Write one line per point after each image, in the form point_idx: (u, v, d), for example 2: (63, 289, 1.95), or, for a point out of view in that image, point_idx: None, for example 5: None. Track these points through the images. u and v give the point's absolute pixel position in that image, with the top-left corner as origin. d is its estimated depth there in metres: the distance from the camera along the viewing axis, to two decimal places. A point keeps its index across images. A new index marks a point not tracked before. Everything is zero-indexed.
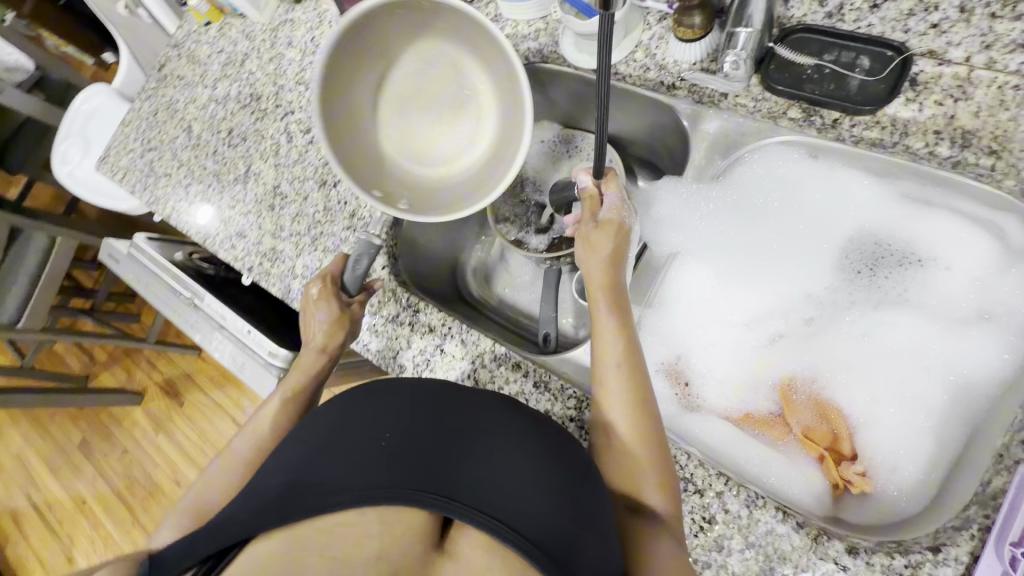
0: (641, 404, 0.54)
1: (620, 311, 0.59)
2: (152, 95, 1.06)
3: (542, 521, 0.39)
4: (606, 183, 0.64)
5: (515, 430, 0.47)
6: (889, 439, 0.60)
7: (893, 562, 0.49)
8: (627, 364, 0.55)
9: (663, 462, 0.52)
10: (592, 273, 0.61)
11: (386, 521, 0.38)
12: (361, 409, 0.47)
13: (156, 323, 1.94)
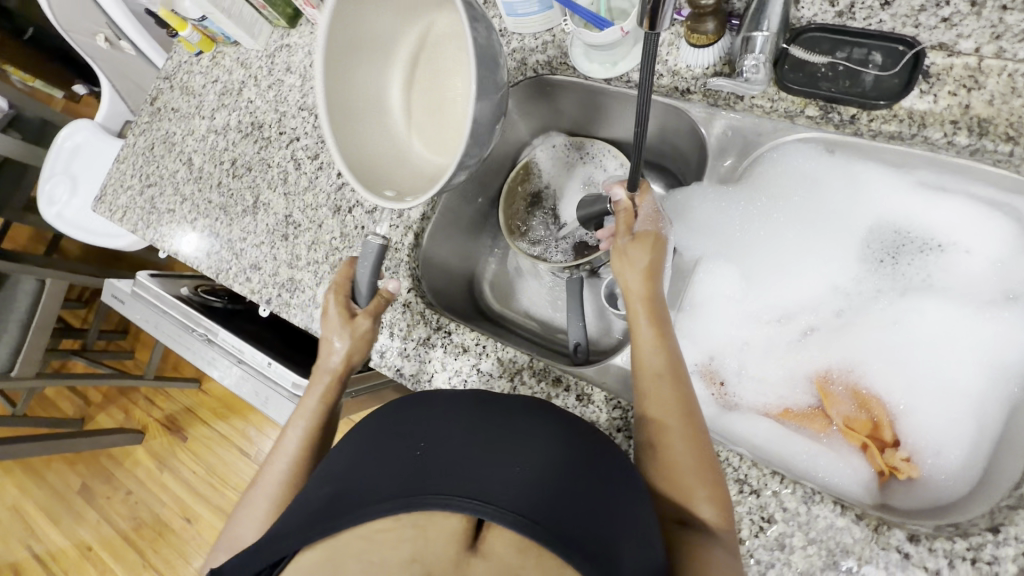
0: (686, 410, 0.54)
1: (660, 320, 0.59)
2: (146, 130, 1.04)
3: (578, 521, 0.38)
4: (642, 195, 0.66)
5: (548, 431, 0.46)
6: (930, 424, 0.61)
7: (955, 546, 0.49)
8: (671, 371, 0.56)
9: (708, 468, 0.51)
10: (631, 285, 0.61)
11: (421, 527, 0.37)
12: (398, 422, 0.47)
13: (153, 358, 1.90)
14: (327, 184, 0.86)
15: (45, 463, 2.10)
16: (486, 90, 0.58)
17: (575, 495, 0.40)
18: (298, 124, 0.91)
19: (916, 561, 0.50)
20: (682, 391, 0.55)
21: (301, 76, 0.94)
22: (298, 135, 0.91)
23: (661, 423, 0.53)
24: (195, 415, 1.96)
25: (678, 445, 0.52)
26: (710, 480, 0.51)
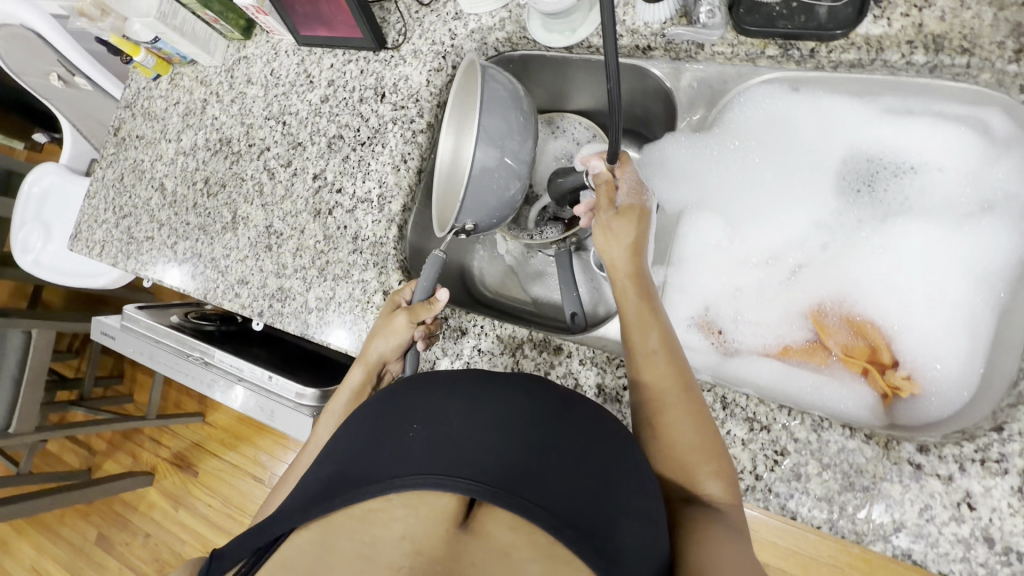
0: (681, 382, 0.52)
1: (650, 299, 0.58)
2: (113, 161, 1.02)
3: (576, 501, 0.39)
4: (621, 168, 0.64)
5: (549, 407, 0.45)
6: (924, 341, 0.62)
7: (963, 450, 0.51)
8: (665, 351, 0.54)
9: (713, 441, 0.50)
10: (617, 262, 0.61)
11: (413, 509, 0.38)
12: (398, 402, 0.47)
13: (153, 397, 1.88)
14: (304, 189, 0.85)
15: (59, 517, 2.08)
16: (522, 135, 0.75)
17: (570, 469, 0.41)
18: (266, 133, 0.90)
19: (928, 470, 0.51)
20: (678, 364, 0.54)
21: (262, 85, 0.93)
22: (267, 145, 0.90)
23: (660, 400, 0.52)
24: (203, 448, 1.94)
25: (684, 424, 0.50)
26: (713, 454, 0.50)
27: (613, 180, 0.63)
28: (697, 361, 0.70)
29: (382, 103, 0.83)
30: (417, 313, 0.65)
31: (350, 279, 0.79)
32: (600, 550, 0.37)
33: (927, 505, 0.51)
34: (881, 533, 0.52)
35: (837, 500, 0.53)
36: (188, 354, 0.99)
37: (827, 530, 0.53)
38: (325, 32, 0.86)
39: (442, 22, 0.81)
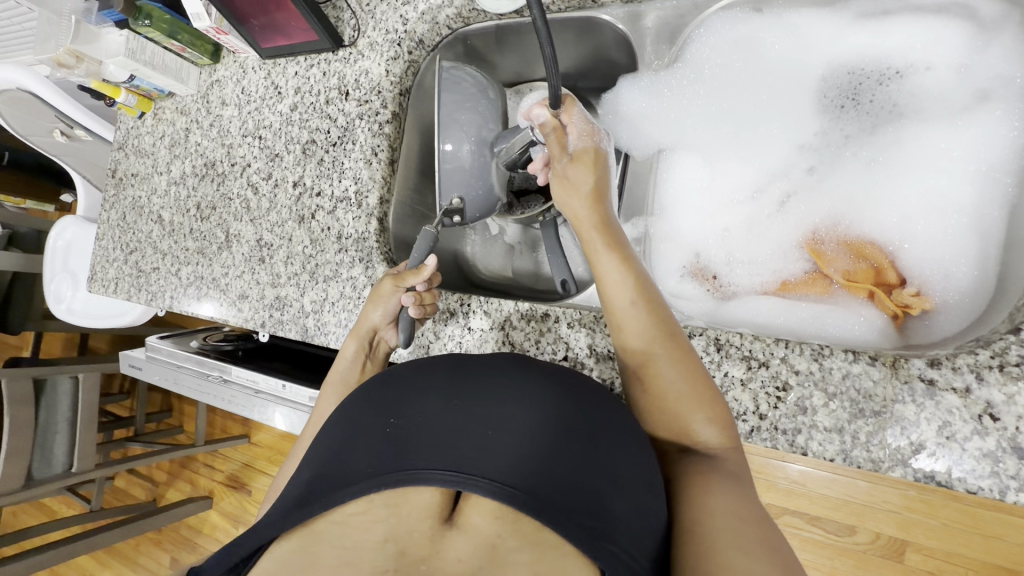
0: (666, 330, 0.51)
1: (619, 247, 0.56)
2: (114, 202, 1.07)
3: (562, 480, 0.38)
4: (568, 111, 0.61)
5: (530, 384, 0.44)
6: (931, 250, 0.58)
7: (978, 358, 0.47)
8: (642, 299, 0.52)
9: (705, 391, 0.49)
10: (579, 213, 0.59)
11: (395, 509, 0.36)
12: (376, 395, 0.46)
13: (199, 425, 1.97)
14: (287, 199, 0.87)
15: (134, 546, 2.21)
16: (487, 117, 0.75)
17: (554, 447, 0.39)
18: (246, 151, 0.92)
19: (942, 385, 0.48)
20: (661, 315, 0.51)
21: (236, 105, 0.95)
22: (248, 161, 0.92)
23: (645, 351, 0.50)
24: (252, 467, 2.02)
25: (670, 373, 0.49)
26: (705, 402, 0.48)
27: (559, 125, 0.61)
28: (693, 310, 0.68)
29: (348, 101, 0.84)
30: (404, 278, 0.66)
31: (340, 278, 0.80)
32: (589, 528, 0.35)
33: (946, 422, 0.47)
34: (899, 458, 0.49)
35: (849, 429, 0.51)
36: (208, 374, 1.04)
37: (841, 462, 0.51)
38: (285, 42, 0.87)
39: (393, 10, 0.81)
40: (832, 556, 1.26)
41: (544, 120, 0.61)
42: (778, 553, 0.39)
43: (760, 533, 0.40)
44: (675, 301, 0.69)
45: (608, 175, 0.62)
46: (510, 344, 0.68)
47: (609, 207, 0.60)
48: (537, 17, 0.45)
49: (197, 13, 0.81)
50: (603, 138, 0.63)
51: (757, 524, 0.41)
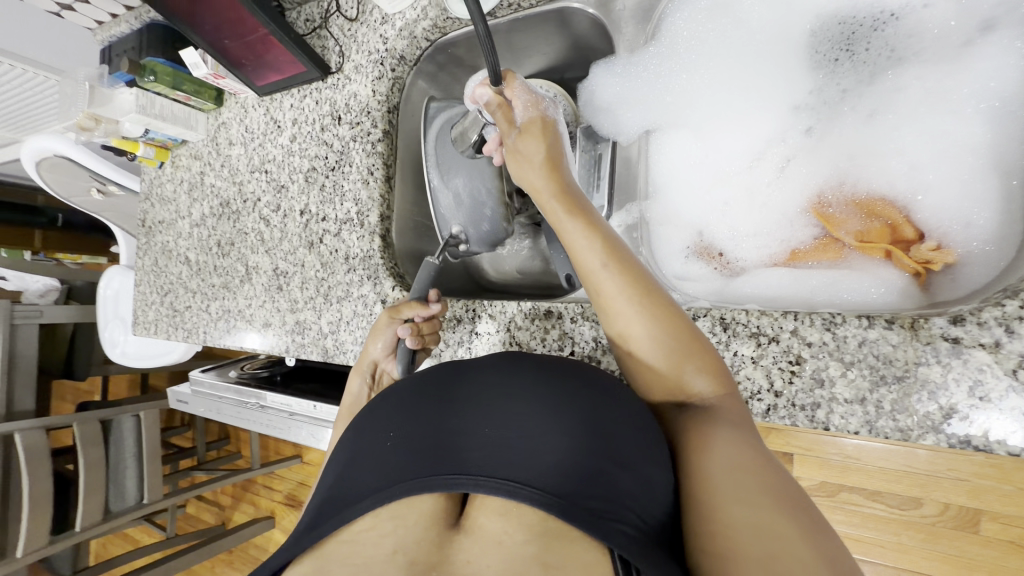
0: (641, 287, 0.46)
1: (583, 211, 0.50)
2: (147, 249, 1.15)
3: (562, 466, 0.36)
4: (510, 85, 0.57)
5: (522, 377, 0.43)
6: (947, 200, 0.54)
7: (1007, 309, 0.43)
8: (614, 261, 0.46)
9: (692, 341, 0.45)
10: (535, 183, 0.54)
11: (399, 519, 0.35)
12: (377, 414, 0.45)
13: (254, 449, 2.06)
14: (296, 227, 0.90)
15: (209, 568, 2.34)
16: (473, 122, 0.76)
17: (554, 435, 0.38)
18: (255, 186, 0.97)
19: (969, 342, 0.44)
20: (633, 274, 0.46)
21: (242, 143, 1.00)
22: (257, 196, 0.96)
23: (620, 313, 0.46)
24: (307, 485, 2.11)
25: (641, 330, 0.45)
26: (692, 351, 0.45)
27: (504, 101, 0.57)
28: (701, 290, 0.67)
29: (341, 125, 0.86)
30: (401, 310, 0.64)
31: (352, 297, 0.82)
32: (598, 511, 0.33)
33: (978, 380, 0.44)
34: (929, 424, 0.45)
35: (871, 399, 0.48)
36: (246, 401, 1.09)
37: (867, 434, 0.48)
38: (278, 77, 0.90)
39: (373, 31, 0.83)
40: (899, 531, 1.20)
41: (488, 99, 0.57)
42: (791, 494, 0.35)
43: (768, 478, 0.36)
44: (680, 283, 0.68)
45: (560, 143, 0.57)
46: (517, 344, 0.68)
47: (567, 175, 0.54)
48: (479, 26, 0.47)
49: (195, 62, 0.87)
50: (552, 110, 0.60)
51: (764, 469, 0.37)
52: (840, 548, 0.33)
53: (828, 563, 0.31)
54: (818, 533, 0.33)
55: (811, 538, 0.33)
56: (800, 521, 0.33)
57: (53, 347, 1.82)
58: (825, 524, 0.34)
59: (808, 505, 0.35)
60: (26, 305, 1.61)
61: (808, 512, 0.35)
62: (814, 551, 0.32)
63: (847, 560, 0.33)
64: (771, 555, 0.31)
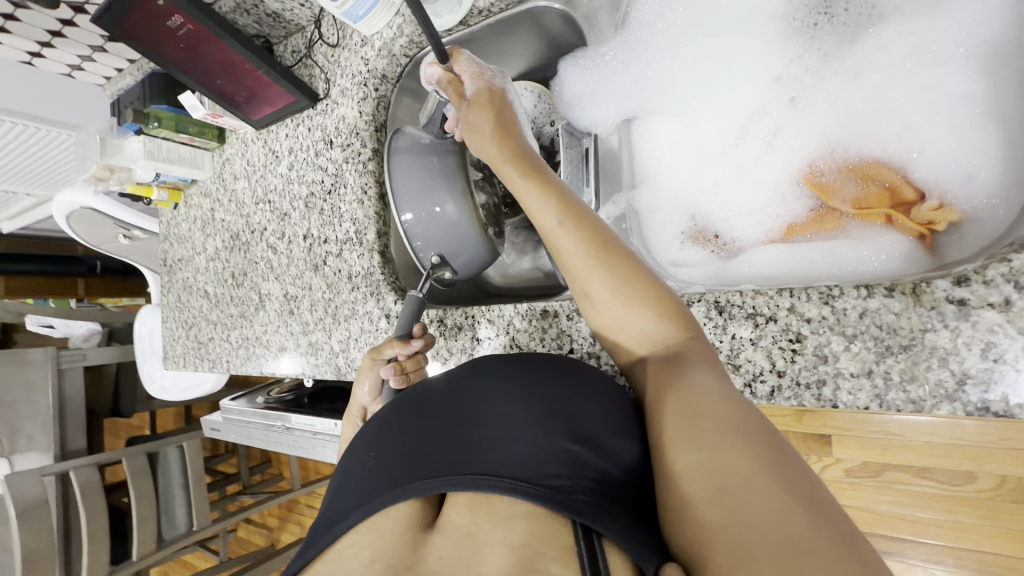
0: (597, 239, 0.47)
1: (537, 172, 0.51)
2: (170, 287, 1.21)
3: (530, 455, 0.38)
4: (456, 61, 0.59)
5: (490, 381, 0.46)
6: (946, 153, 0.51)
7: (1014, 264, 0.41)
8: (570, 216, 0.47)
9: (651, 286, 0.46)
10: (489, 153, 0.54)
11: (377, 529, 0.37)
12: (361, 438, 0.47)
13: (294, 471, 2.12)
14: (301, 252, 0.93)
15: None
16: None
17: (522, 431, 0.40)
18: (260, 217, 1.00)
19: (976, 303, 0.42)
20: (590, 229, 0.47)
21: (246, 176, 1.03)
22: (263, 226, 1.00)
23: (581, 269, 0.47)
24: None
25: (599, 282, 0.46)
26: (652, 300, 0.46)
27: (453, 76, 0.59)
28: (699, 275, 0.65)
29: (333, 149, 0.89)
30: (383, 350, 0.63)
31: (358, 315, 0.84)
32: (561, 489, 0.35)
33: (990, 342, 0.41)
34: (943, 393, 0.43)
35: (878, 370, 0.46)
36: (273, 425, 1.13)
37: (878, 408, 0.46)
38: (270, 110, 0.94)
39: (355, 54, 0.85)
40: (954, 509, 1.13)
41: (438, 75, 0.59)
42: (749, 428, 0.35)
43: (727, 417, 0.37)
44: (677, 270, 0.66)
45: (511, 107, 0.57)
46: (519, 347, 0.68)
47: (520, 139, 0.54)
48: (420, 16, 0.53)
49: (194, 104, 0.92)
50: (500, 77, 0.60)
51: (723, 409, 0.37)
52: (804, 471, 0.33)
53: (784, 486, 0.31)
54: (778, 461, 0.33)
55: (767, 466, 0.33)
56: (756, 452, 0.34)
57: (100, 387, 1.93)
58: (787, 452, 0.34)
59: (770, 436, 0.35)
60: (71, 350, 1.71)
61: (765, 439, 0.35)
62: (768, 478, 0.32)
63: (811, 482, 0.32)
64: (720, 491, 0.33)
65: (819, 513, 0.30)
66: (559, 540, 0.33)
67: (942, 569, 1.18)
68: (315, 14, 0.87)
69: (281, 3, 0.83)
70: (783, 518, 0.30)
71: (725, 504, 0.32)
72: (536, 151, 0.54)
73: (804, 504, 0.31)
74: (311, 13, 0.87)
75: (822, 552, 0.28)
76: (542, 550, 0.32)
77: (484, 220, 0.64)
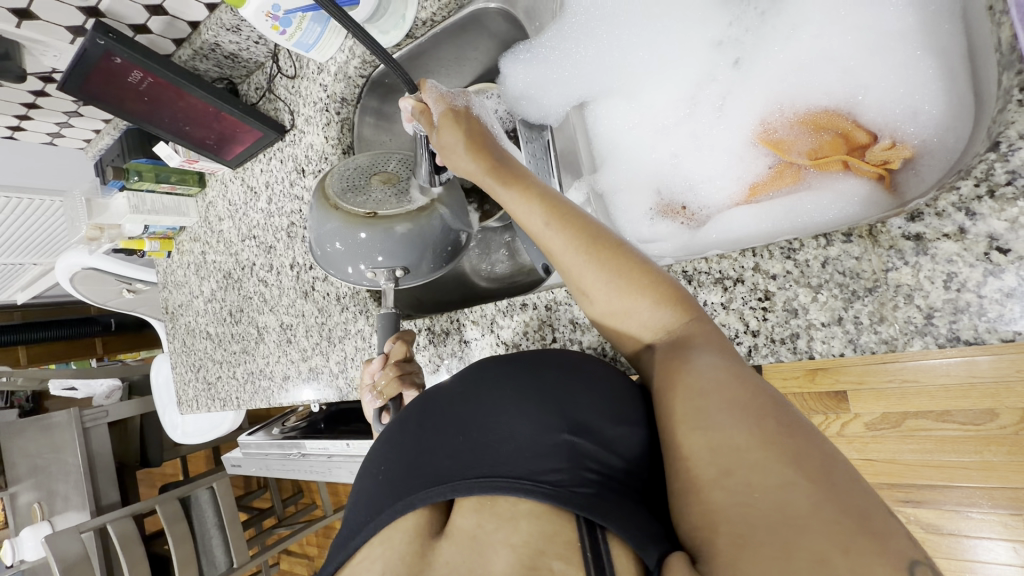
0: (587, 232, 0.44)
1: (516, 178, 0.49)
2: (175, 333, 1.24)
3: (527, 451, 0.38)
4: (422, 90, 0.59)
5: (485, 380, 0.45)
6: (886, 92, 0.52)
7: (961, 190, 0.41)
8: (555, 217, 0.45)
9: (648, 274, 0.43)
10: (469, 170, 0.53)
11: (387, 541, 0.37)
12: (369, 453, 0.47)
13: (326, 498, 2.14)
14: (291, 281, 0.95)
15: None
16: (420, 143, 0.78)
17: (521, 430, 0.40)
18: (249, 253, 1.03)
19: (932, 236, 0.42)
20: (575, 223, 0.44)
21: (230, 215, 1.06)
22: (252, 261, 1.02)
23: (573, 267, 0.45)
24: None
25: (592, 278, 0.44)
26: (646, 287, 0.43)
27: (424, 106, 0.59)
28: (671, 247, 0.64)
29: (307, 176, 0.91)
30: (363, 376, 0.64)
31: (351, 334, 0.86)
32: (559, 481, 0.35)
33: (951, 273, 0.41)
34: (914, 329, 0.43)
35: (848, 316, 0.45)
36: (290, 453, 1.14)
37: (853, 353, 0.45)
38: (242, 147, 0.96)
39: (313, 83, 0.87)
40: (979, 449, 1.12)
41: (411, 108, 0.60)
42: (757, 407, 0.32)
43: (729, 394, 0.34)
44: (651, 246, 0.66)
45: (477, 121, 0.56)
46: (505, 343, 0.69)
47: (494, 148, 0.53)
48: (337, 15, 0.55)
49: (169, 154, 0.95)
50: (463, 97, 0.61)
51: (725, 387, 0.34)
52: (819, 444, 0.30)
53: (792, 463, 0.28)
54: (788, 438, 0.30)
55: (773, 445, 0.30)
56: (762, 431, 0.31)
57: (127, 440, 1.98)
58: (800, 428, 0.31)
59: (778, 409, 0.32)
60: (94, 407, 1.75)
61: (776, 417, 0.31)
62: (773, 456, 0.29)
63: (825, 456, 0.29)
64: (722, 472, 0.30)
65: (832, 487, 0.27)
66: (563, 535, 0.32)
67: (979, 512, 1.14)
68: (271, 49, 0.89)
69: (237, 44, 0.85)
70: (787, 497, 0.27)
71: (726, 487, 0.29)
72: (511, 155, 0.54)
73: (814, 480, 0.28)
74: (267, 49, 0.89)
75: (834, 529, 0.25)
76: (544, 548, 0.32)
77: (365, 213, 0.62)
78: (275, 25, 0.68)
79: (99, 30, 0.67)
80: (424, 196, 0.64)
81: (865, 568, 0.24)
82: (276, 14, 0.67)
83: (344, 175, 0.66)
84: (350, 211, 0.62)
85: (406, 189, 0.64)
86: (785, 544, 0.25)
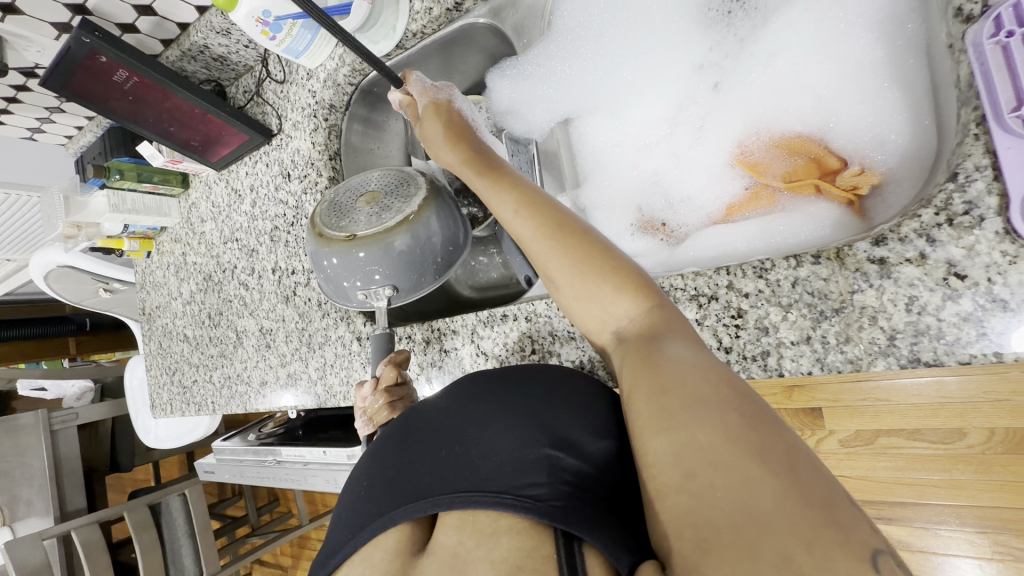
0: (555, 221, 0.44)
1: (492, 172, 0.50)
2: (151, 335, 1.22)
3: (508, 465, 0.38)
4: (408, 82, 0.62)
5: (468, 396, 0.46)
6: (856, 118, 0.55)
7: (923, 218, 0.42)
8: (525, 204, 0.46)
9: (613, 264, 0.43)
10: (449, 161, 0.54)
11: (369, 558, 0.37)
12: (354, 470, 0.47)
13: (302, 508, 2.08)
14: (272, 285, 0.94)
15: None
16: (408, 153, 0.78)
17: (502, 444, 0.40)
18: (230, 255, 1.02)
19: (896, 261, 0.43)
20: (545, 213, 0.45)
21: (213, 217, 1.05)
22: (234, 264, 1.01)
23: (543, 256, 0.45)
24: None
25: (557, 266, 0.44)
26: (610, 274, 0.42)
27: (410, 99, 0.61)
28: (650, 262, 0.64)
29: (292, 181, 0.90)
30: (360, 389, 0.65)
31: (331, 339, 0.85)
32: (537, 495, 0.35)
33: (912, 296, 0.43)
34: (878, 350, 0.44)
35: (816, 335, 0.47)
36: (266, 459, 1.12)
37: (820, 372, 0.46)
38: (228, 150, 0.95)
39: (302, 88, 0.87)
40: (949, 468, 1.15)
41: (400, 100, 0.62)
42: (721, 399, 0.32)
43: (692, 387, 0.34)
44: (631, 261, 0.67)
45: (459, 113, 0.57)
46: (485, 354, 0.69)
47: (475, 140, 0.54)
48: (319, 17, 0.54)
49: (153, 153, 0.94)
50: (447, 90, 0.63)
51: (689, 379, 0.34)
52: (782, 436, 0.30)
53: (755, 457, 0.29)
54: (751, 430, 0.30)
55: (737, 438, 0.30)
56: (725, 425, 0.31)
57: (96, 443, 1.92)
58: (764, 421, 0.31)
59: (742, 402, 0.32)
60: (63, 409, 1.70)
61: (740, 409, 0.32)
62: (737, 450, 0.29)
63: (788, 449, 0.29)
64: (689, 473, 0.30)
65: (795, 481, 0.28)
66: (539, 550, 0.32)
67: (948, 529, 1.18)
68: (261, 54, 0.89)
69: (226, 47, 0.85)
70: (751, 494, 0.27)
71: (694, 491, 0.29)
72: (492, 147, 0.54)
73: (778, 474, 0.28)
74: (256, 53, 0.89)
75: (798, 525, 0.25)
76: (522, 564, 0.32)
77: (344, 236, 0.62)
78: (264, 30, 0.69)
79: (85, 28, 0.66)
80: (402, 213, 0.62)
81: (830, 565, 0.24)
82: (266, 19, 0.68)
83: (334, 199, 0.68)
84: (330, 237, 0.63)
85: (388, 207, 0.64)
86: (750, 546, 0.25)
